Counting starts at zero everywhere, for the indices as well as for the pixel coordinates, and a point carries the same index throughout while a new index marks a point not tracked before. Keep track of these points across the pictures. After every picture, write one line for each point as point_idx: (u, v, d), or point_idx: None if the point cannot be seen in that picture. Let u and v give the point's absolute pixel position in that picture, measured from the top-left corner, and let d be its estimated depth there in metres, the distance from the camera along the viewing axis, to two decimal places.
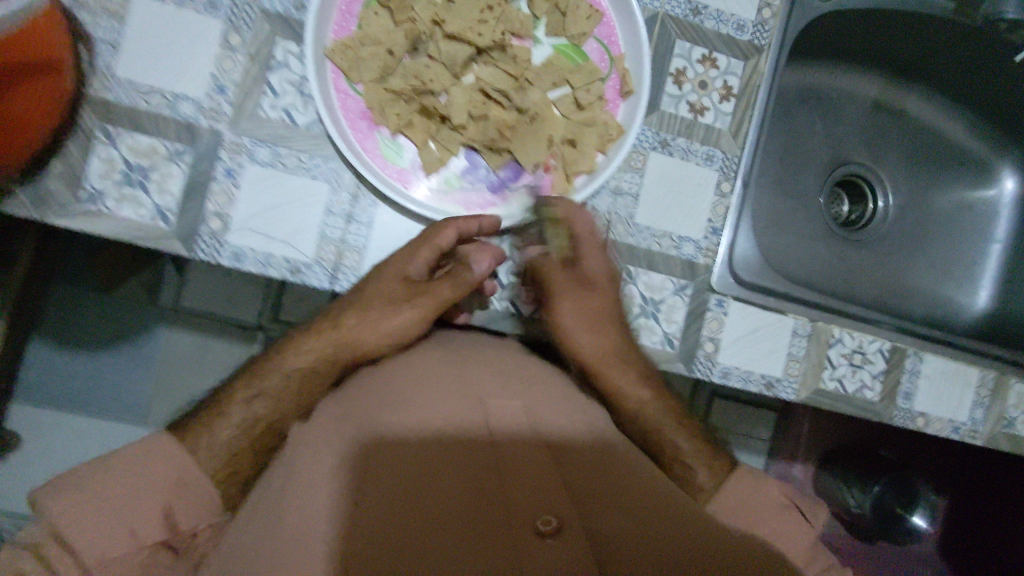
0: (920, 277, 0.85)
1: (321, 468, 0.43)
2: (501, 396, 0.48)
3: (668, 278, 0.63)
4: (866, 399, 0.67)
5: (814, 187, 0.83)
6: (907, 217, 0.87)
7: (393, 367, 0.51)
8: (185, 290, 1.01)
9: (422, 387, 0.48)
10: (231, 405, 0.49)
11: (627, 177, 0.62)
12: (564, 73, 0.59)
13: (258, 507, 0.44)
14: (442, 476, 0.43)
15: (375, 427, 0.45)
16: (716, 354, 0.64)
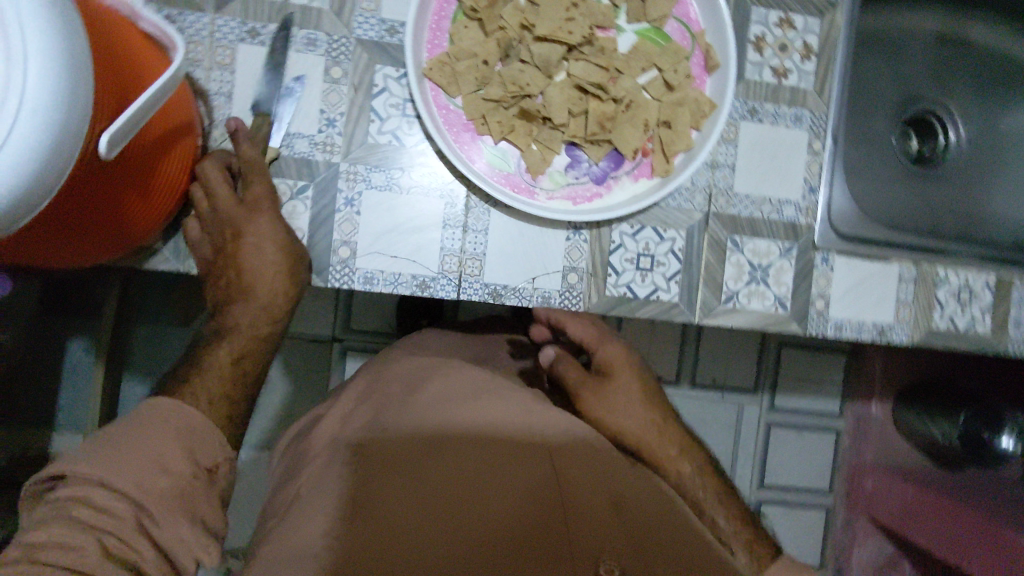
0: (1006, 198, 0.84)
1: (385, 457, 0.51)
2: (564, 431, 0.55)
3: (775, 242, 0.64)
4: (978, 333, 0.68)
5: (886, 129, 0.83)
6: (982, 145, 0.85)
7: (450, 393, 0.57)
8: None
9: (492, 408, 0.55)
10: (202, 366, 0.53)
11: (722, 149, 0.63)
12: (651, 57, 0.60)
13: (320, 486, 0.51)
14: (497, 489, 0.50)
15: (440, 431, 0.53)
16: (828, 309, 0.65)
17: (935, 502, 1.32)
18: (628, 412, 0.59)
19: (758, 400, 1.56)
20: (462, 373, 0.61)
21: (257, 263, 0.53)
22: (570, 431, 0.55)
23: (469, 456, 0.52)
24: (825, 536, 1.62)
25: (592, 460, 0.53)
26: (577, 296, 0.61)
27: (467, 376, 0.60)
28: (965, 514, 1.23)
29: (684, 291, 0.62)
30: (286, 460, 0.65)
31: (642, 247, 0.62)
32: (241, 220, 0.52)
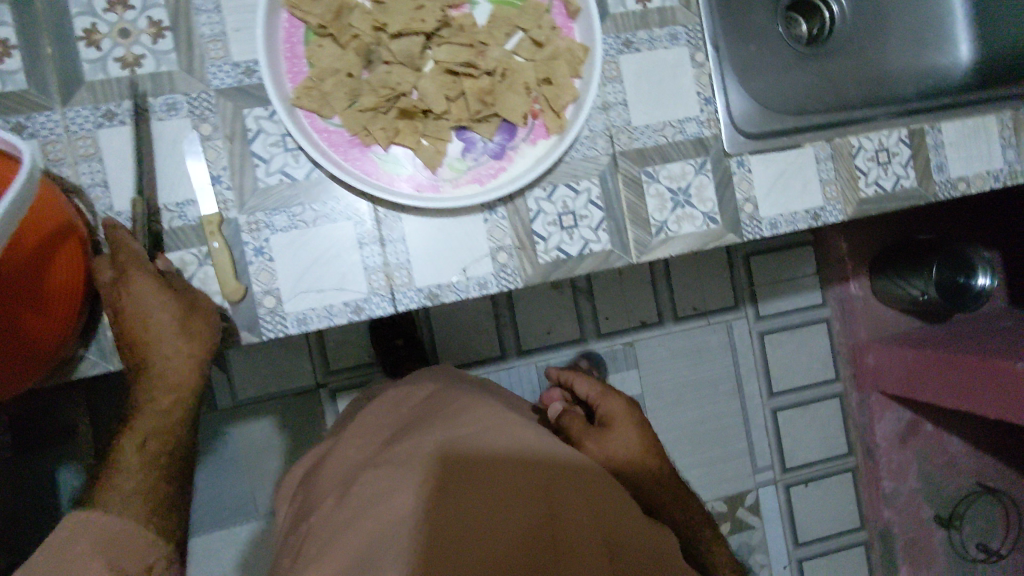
0: (892, 59, 0.85)
1: (393, 481, 0.55)
2: (567, 456, 0.56)
3: (689, 161, 0.64)
4: (906, 188, 0.69)
5: (769, 21, 0.82)
6: (866, 12, 0.86)
7: (452, 434, 0.58)
8: (235, 381, 1.12)
9: (495, 432, 0.58)
10: (120, 456, 0.55)
11: (609, 89, 0.63)
12: (512, 21, 0.59)
13: (330, 523, 0.55)
14: (495, 511, 0.52)
15: (443, 453, 0.56)
16: (758, 211, 0.66)
17: (940, 359, 1.33)
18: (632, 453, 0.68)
19: (741, 314, 1.58)
20: (463, 407, 0.62)
21: (147, 337, 0.52)
22: (572, 455, 0.56)
23: (474, 477, 0.54)
24: (845, 420, 1.64)
25: (603, 496, 0.54)
26: (513, 273, 0.61)
27: (469, 413, 0.61)
28: (972, 362, 1.25)
29: (615, 235, 0.62)
30: (295, 505, 0.66)
31: (561, 206, 0.61)
32: (123, 291, 0.51)
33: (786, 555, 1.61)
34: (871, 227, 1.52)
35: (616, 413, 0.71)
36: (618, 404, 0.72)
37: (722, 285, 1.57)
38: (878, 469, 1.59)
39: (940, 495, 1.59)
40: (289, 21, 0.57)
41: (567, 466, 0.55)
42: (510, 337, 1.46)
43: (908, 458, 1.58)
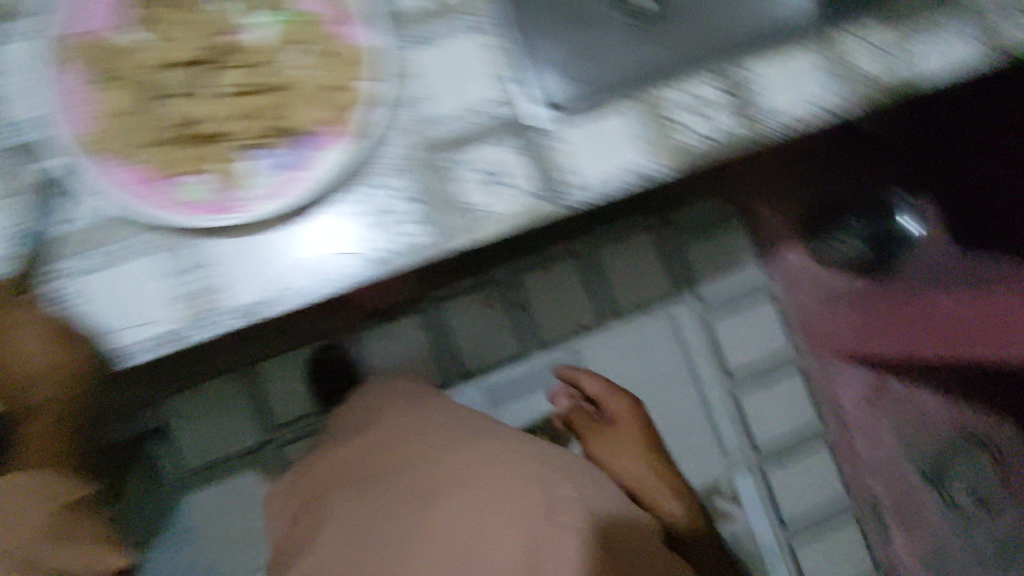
0: None
1: (424, 481, 0.90)
2: (553, 482, 0.92)
3: (498, 142, 0.65)
4: (731, 132, 0.69)
5: None
6: None
7: (465, 464, 0.91)
8: (181, 447, 1.34)
9: (503, 461, 0.92)
10: (35, 431, 0.68)
11: (406, 86, 0.65)
12: (291, 36, 0.61)
13: (373, 501, 0.89)
14: (500, 514, 0.87)
15: (463, 471, 0.91)
16: (579, 178, 0.66)
17: (907, 310, 1.30)
18: (618, 404, 1.35)
19: (683, 302, 1.55)
20: (471, 441, 0.95)
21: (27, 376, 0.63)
22: (555, 482, 0.92)
23: (490, 486, 0.89)
24: (810, 392, 1.57)
25: (575, 509, 0.90)
26: (330, 279, 0.61)
27: (476, 447, 0.94)
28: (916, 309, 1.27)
29: (434, 224, 0.63)
30: (303, 480, 1.01)
31: (371, 205, 0.63)
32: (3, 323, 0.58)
33: (775, 539, 1.55)
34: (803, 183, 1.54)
35: (616, 407, 1.35)
36: (615, 398, 1.35)
37: (660, 276, 1.55)
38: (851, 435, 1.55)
39: (919, 450, 1.56)
40: (69, 72, 0.58)
41: (555, 495, 0.90)
42: (452, 363, 1.46)
43: (879, 420, 1.56)
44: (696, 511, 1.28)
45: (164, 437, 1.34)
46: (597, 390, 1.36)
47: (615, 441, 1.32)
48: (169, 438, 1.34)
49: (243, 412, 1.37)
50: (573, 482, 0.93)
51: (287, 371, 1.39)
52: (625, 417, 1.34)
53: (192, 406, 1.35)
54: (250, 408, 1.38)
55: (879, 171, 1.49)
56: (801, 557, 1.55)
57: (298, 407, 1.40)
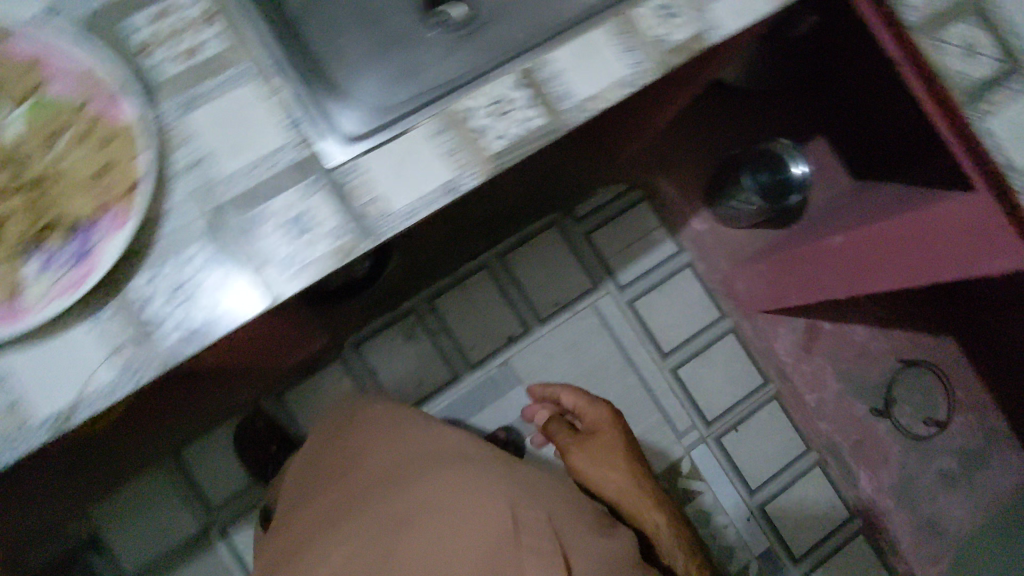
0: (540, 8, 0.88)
1: (385, 514, 0.83)
2: (530, 504, 0.85)
3: (295, 187, 0.63)
4: (535, 127, 0.67)
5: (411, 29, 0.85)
6: None
7: (424, 498, 0.84)
8: (117, 555, 1.28)
9: (474, 485, 0.86)
10: None
11: (186, 152, 0.62)
12: (49, 128, 0.59)
13: (328, 543, 0.83)
14: (473, 544, 0.80)
15: (429, 499, 0.84)
16: (387, 206, 0.64)
17: (808, 253, 1.27)
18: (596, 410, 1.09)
19: (603, 291, 1.53)
20: (433, 469, 0.88)
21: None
22: (532, 504, 0.85)
23: (459, 514, 0.82)
24: (748, 351, 1.56)
25: (556, 528, 0.83)
26: (138, 369, 0.59)
27: (439, 475, 0.87)
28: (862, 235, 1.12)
29: (240, 287, 0.61)
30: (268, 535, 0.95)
31: (171, 281, 0.60)
32: None
33: (745, 507, 1.52)
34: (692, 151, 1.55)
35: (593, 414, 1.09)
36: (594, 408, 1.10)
37: (575, 271, 1.53)
38: (795, 386, 1.54)
39: (867, 386, 1.55)
40: None
41: (532, 517, 0.83)
42: None
43: (820, 366, 1.55)
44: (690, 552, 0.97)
45: (95, 549, 1.27)
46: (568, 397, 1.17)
47: (601, 454, 1.01)
48: (102, 549, 1.28)
49: (177, 502, 1.32)
50: (554, 500, 0.89)
51: (218, 447, 1.35)
52: (606, 424, 1.06)
53: (123, 504, 1.30)
54: (183, 496, 1.33)
55: (760, 131, 1.54)
56: (777, 519, 1.52)
57: (236, 482, 1.35)
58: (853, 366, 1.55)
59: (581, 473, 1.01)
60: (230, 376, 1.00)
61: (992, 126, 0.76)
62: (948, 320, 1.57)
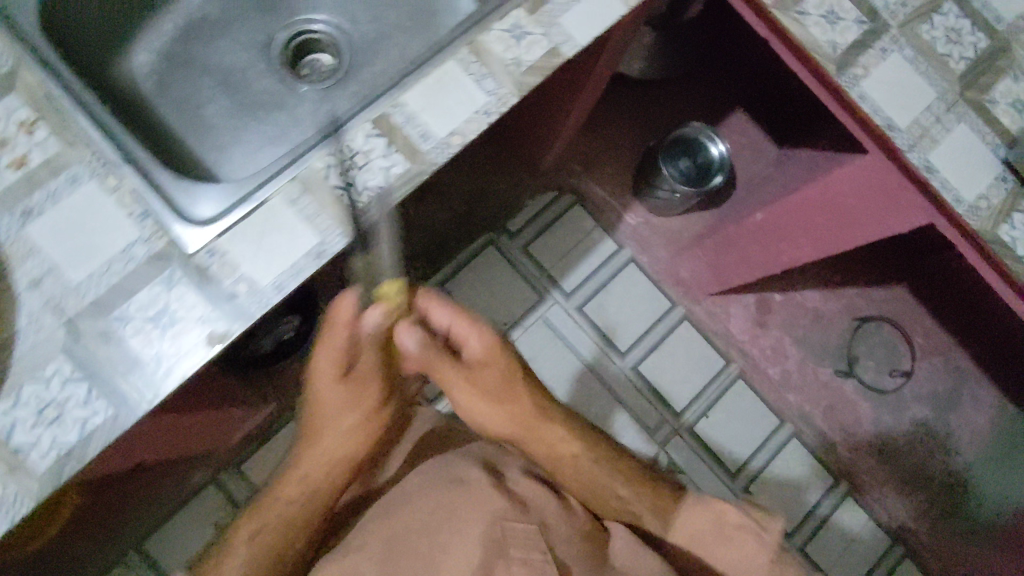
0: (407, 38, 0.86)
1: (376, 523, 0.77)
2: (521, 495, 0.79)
3: (153, 281, 0.59)
4: (399, 175, 0.65)
5: (278, 82, 0.84)
6: (366, 19, 0.87)
7: (422, 528, 0.74)
8: None
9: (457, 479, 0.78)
10: None
11: (29, 264, 0.58)
12: None
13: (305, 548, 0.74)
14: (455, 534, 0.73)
15: (408, 500, 0.78)
16: (255, 283, 0.60)
17: (740, 233, 1.26)
18: (466, 330, 0.76)
19: (550, 301, 1.51)
20: (445, 511, 0.75)
21: (336, 440, 0.72)
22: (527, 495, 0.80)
23: (441, 506, 0.76)
24: (704, 334, 1.54)
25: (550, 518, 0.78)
26: (14, 502, 0.54)
27: (427, 498, 0.77)
28: (792, 206, 1.07)
29: (110, 398, 0.56)
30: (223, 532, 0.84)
31: (35, 402, 0.56)
32: None
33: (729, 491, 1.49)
34: (617, 144, 1.54)
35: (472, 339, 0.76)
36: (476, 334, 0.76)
37: (518, 285, 1.50)
38: (757, 362, 1.53)
39: (828, 349, 1.54)
40: None
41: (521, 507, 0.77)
42: None
43: (778, 337, 1.54)
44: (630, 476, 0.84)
45: None
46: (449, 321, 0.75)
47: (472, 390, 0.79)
48: None
49: None
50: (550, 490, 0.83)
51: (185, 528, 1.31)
52: (492, 350, 0.77)
53: None
54: None
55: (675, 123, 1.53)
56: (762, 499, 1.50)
57: None
58: (812, 329, 1.54)
59: (469, 408, 0.81)
60: (172, 465, 0.97)
61: (865, 88, 0.76)
62: (890, 273, 1.56)
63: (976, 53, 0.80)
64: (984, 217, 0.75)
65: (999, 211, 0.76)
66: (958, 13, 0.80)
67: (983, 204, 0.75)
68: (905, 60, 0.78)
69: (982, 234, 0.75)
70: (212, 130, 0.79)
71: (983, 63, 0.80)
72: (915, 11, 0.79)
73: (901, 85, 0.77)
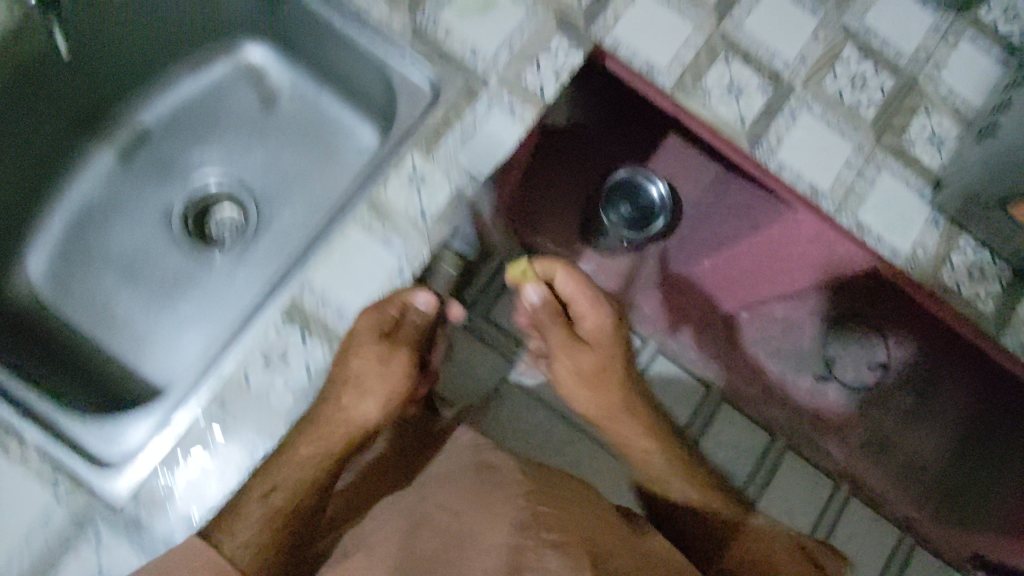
0: (313, 182, 0.83)
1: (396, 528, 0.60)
2: (564, 499, 0.61)
3: (79, 545, 0.55)
4: (322, 364, 0.62)
5: (187, 255, 0.79)
6: (268, 170, 0.83)
7: (443, 523, 0.59)
8: None
9: (488, 481, 0.63)
10: None
11: None
12: None
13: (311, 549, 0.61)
14: (484, 514, 0.58)
15: (434, 502, 0.63)
16: (190, 519, 0.57)
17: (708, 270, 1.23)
18: (590, 308, 0.74)
19: None
20: (475, 499, 0.60)
21: (355, 398, 0.63)
22: (568, 500, 0.62)
23: (472, 496, 0.61)
24: None
25: (596, 518, 0.60)
26: None
27: (454, 501, 0.61)
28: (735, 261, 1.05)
29: None
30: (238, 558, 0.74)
31: None
32: None
33: None
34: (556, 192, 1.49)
35: (585, 312, 0.74)
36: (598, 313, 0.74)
37: None
38: None
39: None
40: None
41: (560, 502, 0.60)
42: None
43: None
44: (687, 472, 0.76)
45: None
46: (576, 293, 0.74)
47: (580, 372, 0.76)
48: None
49: None
50: (591, 495, 0.65)
51: None
52: (604, 332, 0.75)
53: None
54: None
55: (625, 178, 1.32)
56: None
57: None
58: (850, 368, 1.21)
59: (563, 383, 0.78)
60: None
61: (782, 158, 0.75)
62: None
63: (885, 94, 0.78)
64: (924, 265, 0.75)
65: (935, 256, 0.75)
66: (859, 57, 0.79)
67: (920, 251, 0.75)
68: (815, 118, 0.76)
69: (927, 284, 0.74)
70: (125, 326, 0.75)
71: (893, 105, 0.78)
72: (817, 65, 0.77)
73: (818, 146, 0.76)
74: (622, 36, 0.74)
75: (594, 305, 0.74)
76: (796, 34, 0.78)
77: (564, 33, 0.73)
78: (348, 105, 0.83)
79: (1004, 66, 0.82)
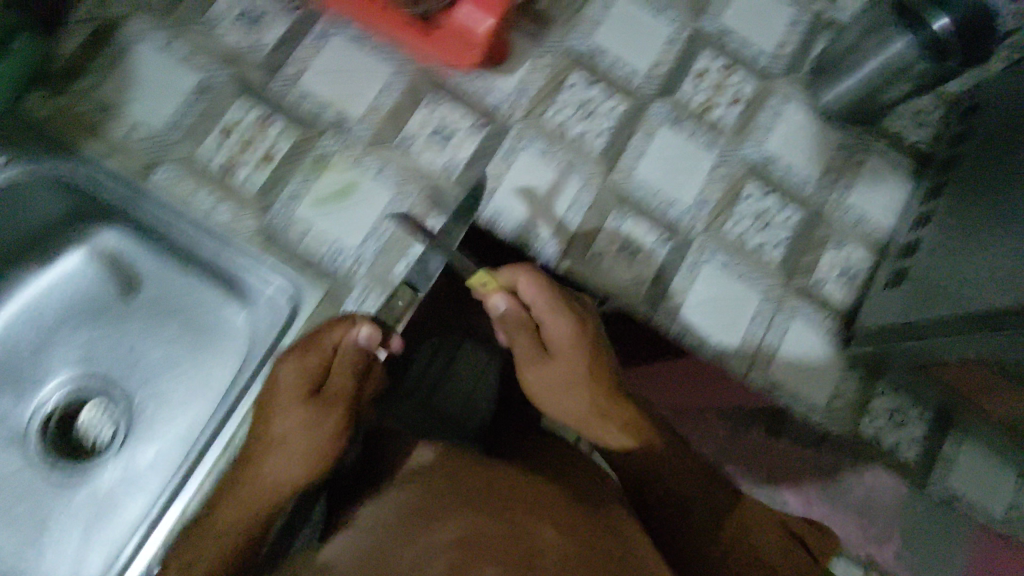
0: (184, 371, 0.74)
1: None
2: (550, 539, 0.45)
3: None
4: None
5: (46, 475, 0.71)
6: (132, 362, 0.74)
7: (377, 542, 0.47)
8: None
9: (416, 537, 0.46)
10: None
11: None
12: None
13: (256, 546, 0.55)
14: (416, 540, 0.46)
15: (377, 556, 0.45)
16: None
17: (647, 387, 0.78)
18: (550, 315, 0.57)
19: None
20: (405, 532, 0.47)
21: (280, 462, 0.55)
22: (538, 514, 0.48)
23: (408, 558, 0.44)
24: None
25: (547, 502, 0.50)
26: None
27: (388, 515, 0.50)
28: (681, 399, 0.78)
29: None
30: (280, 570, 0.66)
31: None
32: None
33: None
34: None
35: (555, 330, 0.57)
36: (559, 317, 0.57)
37: None
38: None
39: None
40: None
41: (529, 500, 0.50)
42: None
43: None
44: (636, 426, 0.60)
45: None
46: (540, 303, 0.57)
47: (560, 390, 0.59)
48: None
49: None
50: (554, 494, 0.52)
51: None
52: (574, 341, 0.58)
53: None
54: None
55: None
56: None
57: None
58: (870, 544, 0.76)
59: (538, 397, 0.61)
60: None
61: (686, 317, 0.70)
62: None
63: (792, 230, 0.74)
64: (844, 418, 0.71)
65: (856, 403, 0.71)
66: (761, 191, 0.74)
67: (838, 401, 0.71)
68: (718, 269, 0.71)
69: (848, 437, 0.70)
70: None
71: (800, 241, 0.74)
72: (716, 209, 0.72)
73: (723, 300, 0.71)
74: (501, 206, 0.68)
75: (565, 327, 0.57)
76: (691, 177, 0.72)
77: (438, 210, 0.66)
78: (214, 285, 0.75)
79: (918, 177, 0.77)
